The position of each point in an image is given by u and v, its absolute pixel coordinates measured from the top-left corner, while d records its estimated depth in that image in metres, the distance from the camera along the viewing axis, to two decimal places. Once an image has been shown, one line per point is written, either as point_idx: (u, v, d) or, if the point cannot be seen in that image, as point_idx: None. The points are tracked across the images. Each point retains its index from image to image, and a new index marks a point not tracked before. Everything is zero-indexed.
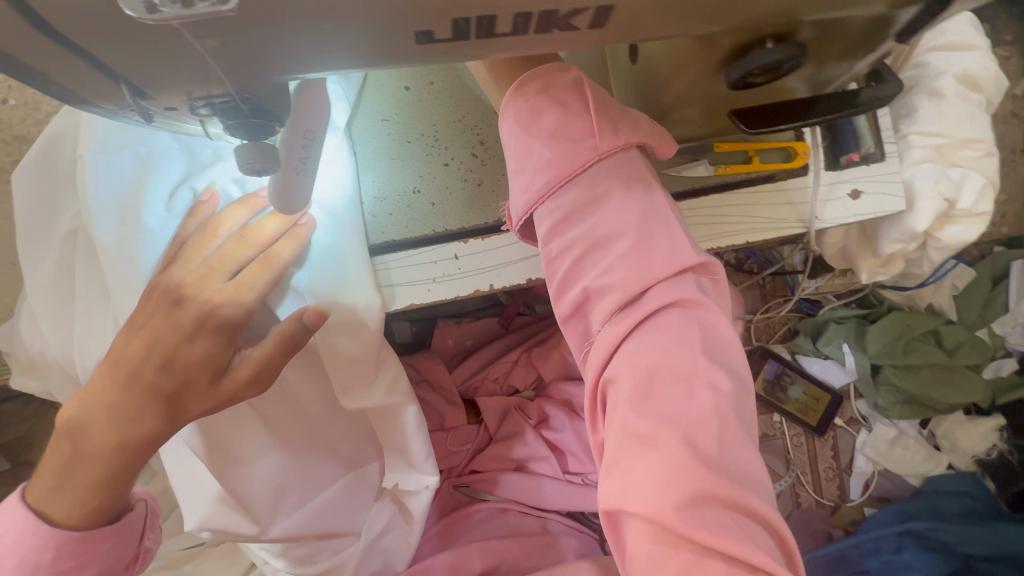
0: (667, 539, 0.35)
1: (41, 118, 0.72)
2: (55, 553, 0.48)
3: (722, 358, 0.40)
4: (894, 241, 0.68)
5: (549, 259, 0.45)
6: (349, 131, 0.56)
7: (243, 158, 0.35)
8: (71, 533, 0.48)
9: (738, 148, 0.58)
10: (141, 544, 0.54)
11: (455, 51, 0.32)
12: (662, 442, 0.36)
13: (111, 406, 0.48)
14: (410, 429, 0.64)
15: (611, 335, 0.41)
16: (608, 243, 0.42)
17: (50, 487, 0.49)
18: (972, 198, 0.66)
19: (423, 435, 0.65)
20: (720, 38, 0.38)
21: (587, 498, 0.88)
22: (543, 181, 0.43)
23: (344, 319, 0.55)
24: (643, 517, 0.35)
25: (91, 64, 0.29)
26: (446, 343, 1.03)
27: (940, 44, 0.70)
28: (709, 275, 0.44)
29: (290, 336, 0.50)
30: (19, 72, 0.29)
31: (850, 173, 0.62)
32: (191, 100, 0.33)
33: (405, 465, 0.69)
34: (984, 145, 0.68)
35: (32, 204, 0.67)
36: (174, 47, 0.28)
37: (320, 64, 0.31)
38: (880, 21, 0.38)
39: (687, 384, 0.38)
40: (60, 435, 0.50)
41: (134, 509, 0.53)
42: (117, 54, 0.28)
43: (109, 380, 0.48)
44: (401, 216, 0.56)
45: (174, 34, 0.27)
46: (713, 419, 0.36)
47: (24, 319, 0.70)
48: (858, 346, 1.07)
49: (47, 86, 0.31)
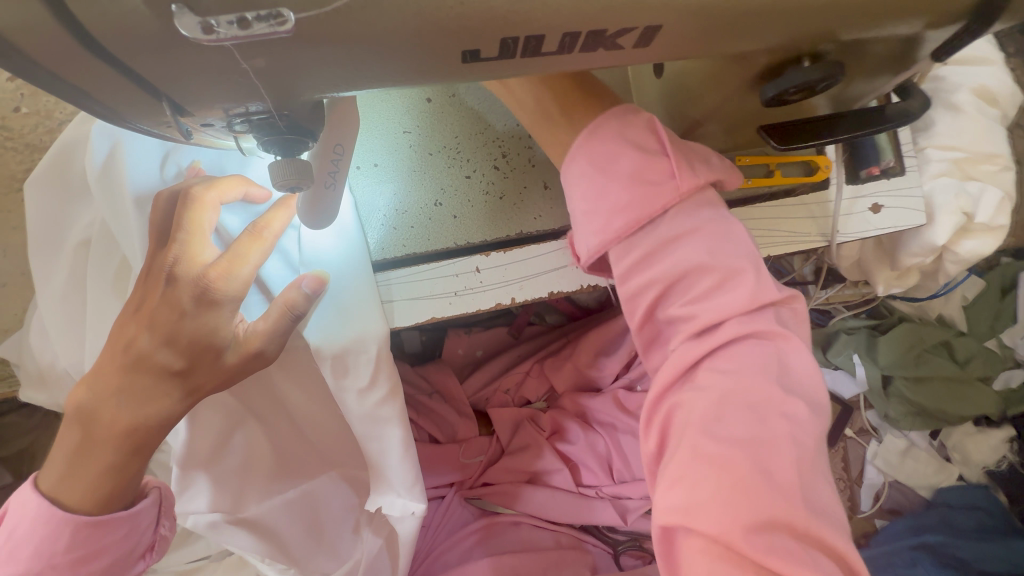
0: (730, 558, 0.36)
1: (53, 126, 0.72)
2: (69, 540, 0.46)
3: (800, 390, 0.41)
4: (914, 254, 0.68)
5: (626, 294, 0.44)
6: (369, 144, 0.56)
7: (279, 176, 0.35)
8: (85, 518, 0.46)
9: (760, 161, 0.58)
10: (157, 532, 0.53)
11: (498, 69, 0.31)
12: (733, 466, 0.37)
13: (119, 390, 0.46)
14: (399, 451, 0.57)
15: (685, 360, 0.41)
16: (688, 278, 0.42)
17: (62, 473, 0.47)
18: (990, 212, 0.67)
19: (409, 458, 0.58)
20: (756, 57, 0.38)
21: (599, 510, 0.88)
22: (620, 224, 0.42)
23: (332, 317, 0.52)
24: (706, 536, 0.37)
25: (132, 79, 0.28)
26: (456, 353, 1.02)
27: (957, 58, 0.70)
28: (788, 308, 0.44)
29: (293, 305, 0.48)
30: (59, 88, 0.28)
31: (870, 187, 0.62)
32: (229, 116, 0.32)
33: (388, 490, 0.62)
34: (1002, 159, 0.68)
35: (44, 214, 0.67)
36: (218, 64, 0.27)
37: (360, 81, 0.31)
38: (910, 43, 0.38)
39: (762, 416, 0.38)
40: (70, 420, 0.47)
41: (146, 498, 0.51)
42: (160, 69, 0.27)
43: (121, 376, 0.46)
44: (422, 229, 0.56)
45: (220, 53, 0.27)
46: (792, 448, 0.38)
47: (34, 331, 0.69)
48: (869, 357, 1.06)
49: (86, 103, 0.30)
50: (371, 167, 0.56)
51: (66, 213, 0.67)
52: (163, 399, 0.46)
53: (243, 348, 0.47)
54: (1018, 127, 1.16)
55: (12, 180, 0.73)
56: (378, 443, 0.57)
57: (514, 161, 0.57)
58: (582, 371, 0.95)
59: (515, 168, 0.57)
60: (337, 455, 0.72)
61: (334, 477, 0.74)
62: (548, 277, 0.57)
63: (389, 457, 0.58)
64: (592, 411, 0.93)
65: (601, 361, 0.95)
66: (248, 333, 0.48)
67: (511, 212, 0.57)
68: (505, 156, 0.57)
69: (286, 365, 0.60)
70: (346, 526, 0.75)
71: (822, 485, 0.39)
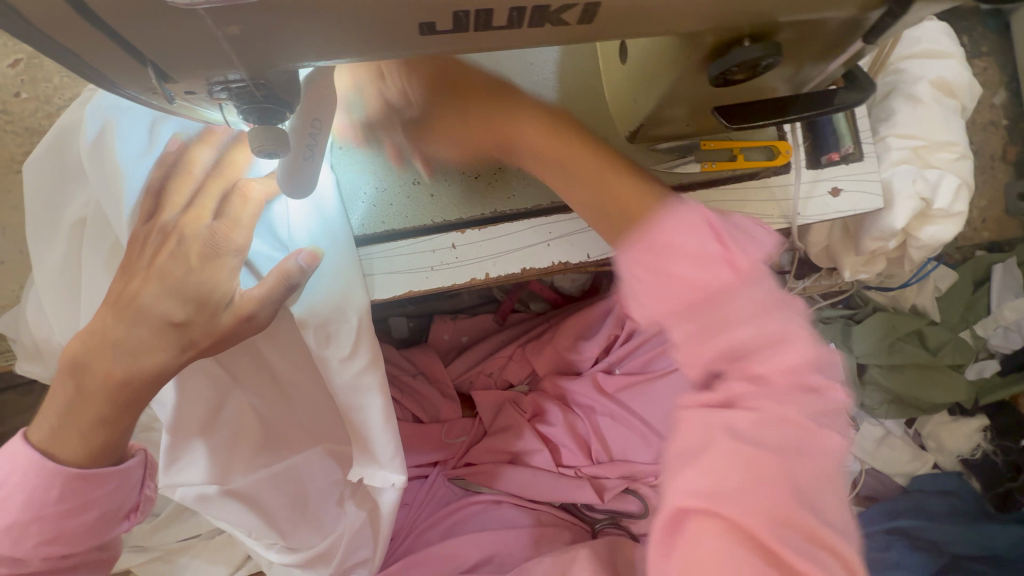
0: (747, 546, 0.38)
1: (52, 111, 0.75)
2: (59, 490, 0.49)
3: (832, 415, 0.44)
4: (875, 237, 0.70)
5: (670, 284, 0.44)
6: (351, 126, 0.59)
7: (256, 140, 0.38)
8: (73, 470, 0.49)
9: (724, 146, 0.61)
10: (141, 493, 0.57)
11: (456, 43, 0.35)
12: (772, 467, 0.39)
13: (117, 342, 0.49)
14: (380, 421, 0.60)
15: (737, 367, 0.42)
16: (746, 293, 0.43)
17: (53, 427, 0.50)
18: (947, 200, 0.70)
19: (390, 430, 0.61)
20: (702, 37, 0.41)
21: (578, 491, 0.89)
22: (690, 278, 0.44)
23: (322, 291, 0.55)
24: (735, 523, 0.38)
25: (120, 44, 0.31)
26: (442, 338, 1.06)
27: (916, 52, 0.73)
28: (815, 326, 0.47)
29: (287, 275, 0.51)
30: (56, 50, 0.31)
31: (830, 172, 0.65)
32: (210, 84, 0.35)
33: (370, 462, 0.64)
34: (958, 147, 0.71)
35: (40, 194, 0.69)
36: (197, 31, 0.31)
37: (328, 52, 0.33)
38: (853, 23, 0.42)
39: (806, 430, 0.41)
40: (64, 375, 0.50)
41: (132, 458, 0.55)
42: (144, 35, 0.31)
43: (108, 333, 0.49)
44: (400, 206, 0.59)
45: (199, 21, 0.30)
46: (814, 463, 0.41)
47: (31, 305, 0.72)
48: (845, 346, 1.08)
49: (81, 67, 0.33)
50: (352, 147, 0.59)
51: (61, 193, 0.70)
52: (154, 356, 0.49)
53: (234, 311, 0.50)
54: (991, 124, 1.20)
55: (11, 163, 0.76)
56: (361, 413, 0.60)
57: None
58: (563, 355, 0.99)
59: None
60: (321, 427, 0.74)
61: (319, 452, 0.76)
62: (520, 253, 0.60)
63: (372, 428, 0.60)
64: (572, 394, 0.95)
65: (581, 345, 0.98)
66: (241, 298, 0.51)
67: (485, 191, 0.60)
68: None
69: (273, 335, 0.62)
70: (330, 500, 0.78)
71: (811, 467, 0.40)
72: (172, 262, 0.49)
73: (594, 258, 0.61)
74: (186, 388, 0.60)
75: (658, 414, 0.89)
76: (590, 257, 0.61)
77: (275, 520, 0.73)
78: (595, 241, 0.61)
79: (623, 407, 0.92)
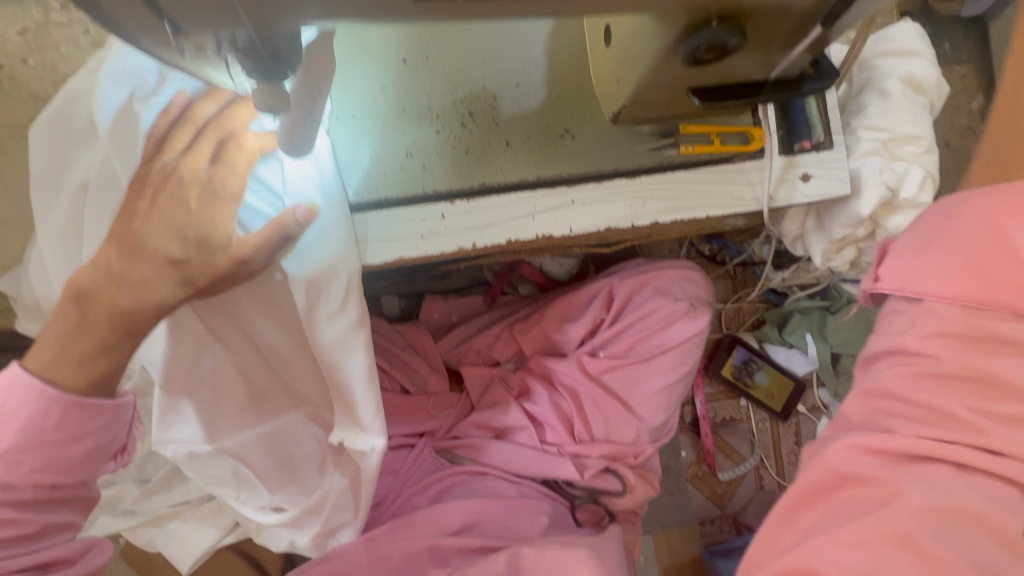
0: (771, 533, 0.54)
1: (58, 78, 0.77)
2: (56, 418, 0.50)
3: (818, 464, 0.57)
4: (843, 225, 0.76)
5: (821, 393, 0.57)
6: (349, 97, 0.62)
7: (260, 97, 0.41)
8: (72, 397, 0.50)
9: (702, 131, 0.65)
10: (129, 434, 0.58)
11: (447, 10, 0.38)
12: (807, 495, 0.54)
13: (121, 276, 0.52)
14: (363, 382, 0.62)
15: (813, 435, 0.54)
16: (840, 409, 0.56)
17: (52, 355, 0.51)
18: (912, 190, 0.74)
19: (373, 391, 0.63)
20: (677, 18, 0.45)
21: (561, 467, 0.92)
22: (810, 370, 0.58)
23: (314, 248, 0.58)
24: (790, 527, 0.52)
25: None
26: (433, 316, 1.08)
27: (889, 51, 0.78)
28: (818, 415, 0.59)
29: (284, 227, 0.54)
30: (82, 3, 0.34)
31: (802, 159, 0.68)
32: (219, 40, 0.39)
33: (354, 424, 0.67)
34: (924, 141, 0.75)
35: (47, 156, 0.72)
36: None
37: (327, 10, 0.37)
38: (815, 10, 0.46)
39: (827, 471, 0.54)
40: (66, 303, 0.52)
41: (124, 398, 0.55)
42: None
43: (111, 282, 0.51)
44: (393, 176, 0.62)
45: None
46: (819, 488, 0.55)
47: (32, 264, 0.75)
48: (820, 335, 1.14)
49: (104, 21, 0.36)
50: (349, 119, 0.62)
51: (68, 156, 0.73)
52: (161, 289, 0.52)
53: (231, 253, 0.54)
54: (969, 128, 1.25)
55: (15, 127, 0.78)
56: (345, 372, 0.62)
57: (479, 119, 0.63)
58: (549, 336, 1.01)
59: (480, 125, 0.63)
60: (302, 390, 0.75)
61: (300, 417, 0.77)
62: (505, 225, 0.64)
63: (355, 388, 0.63)
64: (556, 373, 0.98)
65: (567, 325, 1.00)
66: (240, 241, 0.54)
67: (475, 165, 0.63)
68: (472, 114, 0.63)
69: (256, 292, 0.64)
70: (314, 463, 0.79)
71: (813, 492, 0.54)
72: (177, 214, 0.53)
73: (575, 232, 0.65)
74: (176, 340, 0.63)
75: (639, 394, 0.94)
76: (572, 231, 0.65)
77: (260, 475, 0.77)
78: (576, 217, 0.65)
79: (605, 387, 0.95)
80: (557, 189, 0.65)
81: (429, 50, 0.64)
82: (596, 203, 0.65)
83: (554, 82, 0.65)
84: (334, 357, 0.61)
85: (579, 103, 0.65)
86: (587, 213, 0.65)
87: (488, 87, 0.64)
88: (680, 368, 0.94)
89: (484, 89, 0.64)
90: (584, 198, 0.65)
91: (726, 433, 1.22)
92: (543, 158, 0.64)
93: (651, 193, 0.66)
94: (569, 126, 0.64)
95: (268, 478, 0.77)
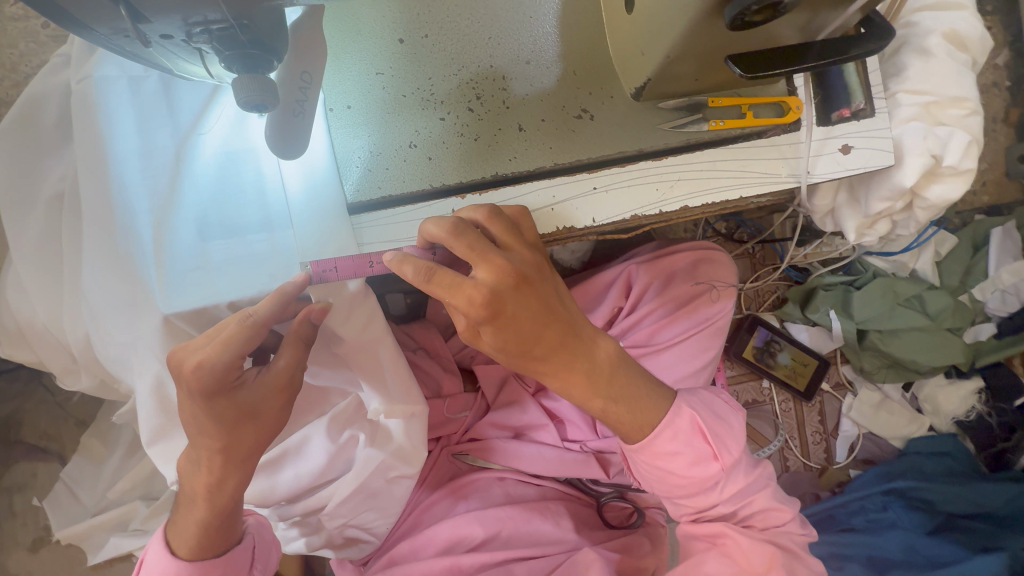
0: (704, 440, 0.61)
1: (20, 80, 0.71)
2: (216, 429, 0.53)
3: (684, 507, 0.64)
4: (883, 198, 0.69)
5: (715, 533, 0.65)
6: (345, 86, 0.56)
7: (242, 91, 0.37)
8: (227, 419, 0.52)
9: (732, 103, 0.59)
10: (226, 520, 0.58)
11: None
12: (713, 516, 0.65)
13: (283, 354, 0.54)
14: (395, 365, 0.63)
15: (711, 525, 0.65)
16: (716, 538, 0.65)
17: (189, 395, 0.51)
18: (958, 156, 0.67)
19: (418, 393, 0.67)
20: None
21: (585, 466, 0.87)
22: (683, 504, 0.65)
23: (344, 305, 0.55)
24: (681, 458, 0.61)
25: None
26: (441, 313, 0.99)
27: (929, 5, 0.71)
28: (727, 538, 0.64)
29: (303, 334, 0.53)
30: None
31: (842, 129, 0.62)
32: (188, 25, 0.35)
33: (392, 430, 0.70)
34: (970, 103, 0.68)
35: (13, 166, 0.65)
36: None
37: None
38: None
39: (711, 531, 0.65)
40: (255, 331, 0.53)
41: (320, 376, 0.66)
42: None
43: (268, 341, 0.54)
44: (397, 171, 0.56)
45: None
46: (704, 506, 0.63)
47: (12, 285, 0.69)
48: (845, 312, 1.09)
49: (57, 14, 0.33)
50: (343, 109, 0.56)
51: (38, 168, 0.65)
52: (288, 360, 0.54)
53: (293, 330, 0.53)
54: (994, 84, 1.18)
55: None
56: (395, 377, 0.64)
57: (488, 102, 0.57)
58: None
59: (490, 109, 0.57)
60: (342, 415, 0.73)
61: (334, 442, 0.73)
62: None
63: (399, 387, 0.65)
64: None
65: None
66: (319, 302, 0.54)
67: (485, 154, 0.57)
68: (480, 97, 0.57)
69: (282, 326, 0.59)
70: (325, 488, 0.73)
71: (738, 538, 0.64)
72: None
73: (600, 223, 0.59)
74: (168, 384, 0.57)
75: None
76: (595, 221, 0.59)
77: (294, 493, 0.74)
78: (599, 206, 0.59)
79: None
80: (578, 175, 0.58)
81: (429, 27, 0.58)
82: (619, 190, 0.59)
83: (569, 57, 0.59)
84: (378, 367, 0.62)
85: (597, 79, 0.59)
86: (611, 200, 0.59)
87: (497, 65, 0.58)
88: (704, 355, 0.89)
89: (491, 68, 0.58)
90: (607, 184, 0.59)
91: (750, 416, 1.19)
92: (560, 143, 0.58)
93: (678, 175, 0.60)
94: (587, 105, 0.59)
95: (291, 487, 0.73)
